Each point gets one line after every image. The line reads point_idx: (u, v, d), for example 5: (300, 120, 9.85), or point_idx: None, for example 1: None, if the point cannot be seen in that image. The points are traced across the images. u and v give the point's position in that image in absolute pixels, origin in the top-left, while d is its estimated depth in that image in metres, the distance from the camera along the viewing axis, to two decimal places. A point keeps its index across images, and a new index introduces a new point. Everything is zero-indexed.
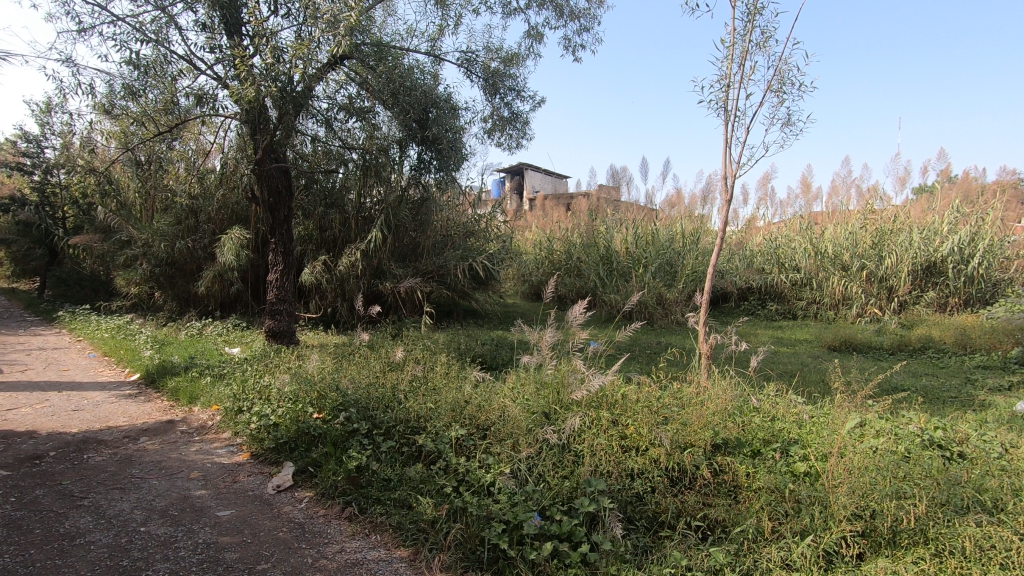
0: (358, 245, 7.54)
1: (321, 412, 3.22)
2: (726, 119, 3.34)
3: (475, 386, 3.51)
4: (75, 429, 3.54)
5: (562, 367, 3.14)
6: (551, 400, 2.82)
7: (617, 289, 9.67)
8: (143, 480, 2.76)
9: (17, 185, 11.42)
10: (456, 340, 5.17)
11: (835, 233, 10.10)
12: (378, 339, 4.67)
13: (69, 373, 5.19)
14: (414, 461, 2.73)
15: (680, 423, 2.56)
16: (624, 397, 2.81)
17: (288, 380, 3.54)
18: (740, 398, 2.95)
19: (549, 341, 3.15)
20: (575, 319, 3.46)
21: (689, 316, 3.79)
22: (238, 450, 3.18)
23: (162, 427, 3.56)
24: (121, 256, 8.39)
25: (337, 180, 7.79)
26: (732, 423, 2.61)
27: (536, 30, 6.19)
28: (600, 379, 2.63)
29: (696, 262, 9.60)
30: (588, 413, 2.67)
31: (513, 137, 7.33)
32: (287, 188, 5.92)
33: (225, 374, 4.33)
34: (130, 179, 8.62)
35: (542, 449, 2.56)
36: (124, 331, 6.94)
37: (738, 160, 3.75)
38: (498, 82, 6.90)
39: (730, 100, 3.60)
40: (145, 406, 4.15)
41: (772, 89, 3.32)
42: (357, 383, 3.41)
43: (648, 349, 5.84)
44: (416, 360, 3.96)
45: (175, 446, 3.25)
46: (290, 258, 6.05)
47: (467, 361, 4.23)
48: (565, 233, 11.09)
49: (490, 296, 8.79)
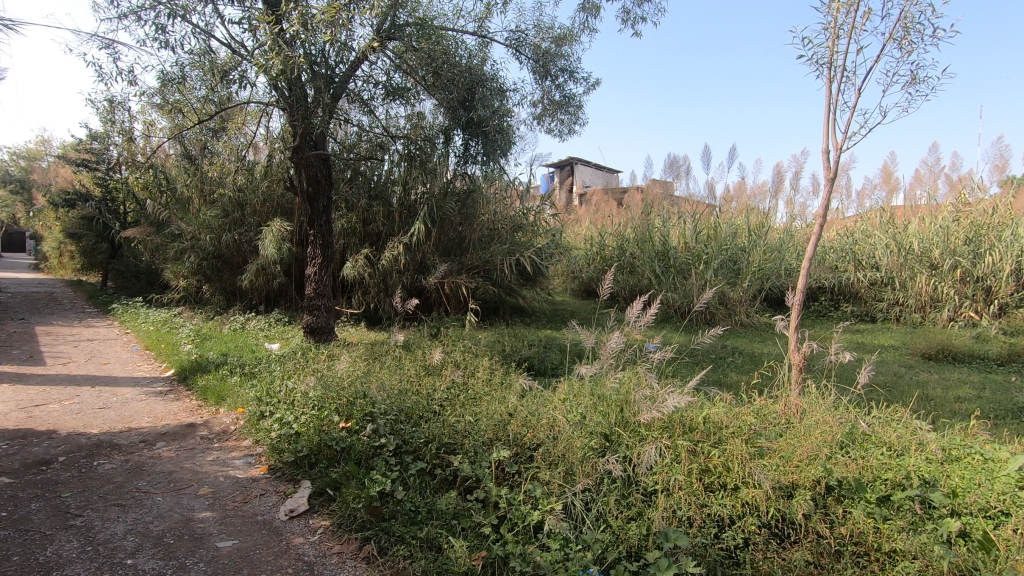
0: (401, 238, 7.23)
1: (347, 421, 2.87)
2: (833, 78, 2.73)
3: (522, 398, 3.06)
4: (95, 430, 3.32)
5: (626, 378, 2.65)
6: (612, 421, 2.32)
7: (674, 287, 9.01)
8: (147, 496, 2.45)
9: (84, 182, 11.85)
10: (501, 339, 4.75)
11: (921, 227, 9.05)
12: (414, 339, 4.30)
13: (108, 367, 5.10)
14: (448, 487, 2.31)
15: (779, 458, 2.03)
16: (705, 420, 2.28)
17: (314, 384, 3.21)
18: (848, 425, 2.37)
19: (612, 347, 2.67)
20: (634, 320, 2.96)
21: (775, 319, 3.21)
22: (256, 462, 2.85)
23: (182, 431, 3.28)
24: (171, 249, 8.44)
25: (383, 171, 7.51)
26: (847, 460, 2.05)
27: (592, 3, 5.66)
28: (680, 397, 2.11)
29: (762, 259, 8.94)
30: (662, 440, 2.16)
31: (565, 123, 6.83)
32: (326, 176, 5.64)
33: (254, 374, 4.06)
34: (180, 173, 8.66)
35: (603, 483, 2.08)
36: (168, 324, 6.89)
37: (843, 130, 3.10)
38: (549, 63, 6.42)
39: (837, 56, 2.96)
40: (172, 405, 3.93)
41: (892, 40, 2.68)
42: (388, 389, 3.03)
43: (715, 361, 5.22)
44: (456, 364, 3.54)
45: (191, 454, 2.96)
46: (330, 250, 5.77)
47: (511, 366, 3.79)
48: (617, 227, 10.56)
49: (538, 293, 8.33)
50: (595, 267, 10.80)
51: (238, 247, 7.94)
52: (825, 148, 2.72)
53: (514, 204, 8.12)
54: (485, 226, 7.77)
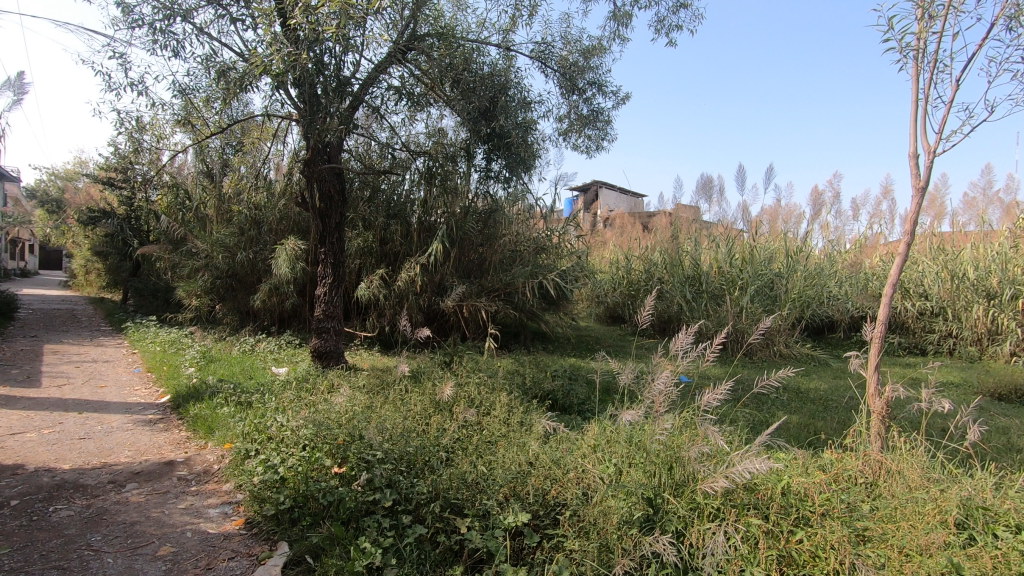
0: (418, 258, 6.88)
1: (341, 466, 2.47)
2: (930, 64, 2.28)
3: (544, 444, 2.62)
4: (65, 466, 2.96)
5: (680, 430, 2.22)
6: (663, 484, 1.91)
7: (707, 314, 8.49)
8: (96, 557, 2.05)
9: (110, 201, 11.90)
10: (522, 370, 4.30)
11: (976, 254, 8.36)
12: (425, 368, 3.90)
13: (104, 390, 4.79)
14: (453, 561, 1.91)
15: (885, 549, 1.61)
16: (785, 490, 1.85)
17: (307, 421, 2.80)
18: (965, 498, 1.85)
19: (662, 384, 2.26)
20: (679, 354, 2.54)
21: (849, 355, 2.70)
22: (234, 512, 2.44)
23: (160, 469, 2.90)
24: (186, 267, 8.24)
25: (402, 189, 7.24)
26: (975, 551, 1.61)
27: (623, 11, 5.34)
28: (761, 462, 1.69)
29: (804, 285, 8.39)
30: (735, 518, 1.72)
31: (592, 139, 6.48)
32: (340, 191, 5.34)
33: (250, 403, 3.68)
34: (199, 190, 8.55)
35: (648, 567, 1.71)
36: (176, 345, 6.62)
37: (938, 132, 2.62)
38: (577, 76, 6.09)
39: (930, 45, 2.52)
40: (158, 437, 3.56)
41: (1005, 18, 2.23)
42: (388, 428, 2.61)
43: (761, 402, 4.68)
44: (469, 400, 3.11)
45: (161, 499, 2.56)
46: (341, 270, 5.44)
47: (533, 402, 3.34)
48: (644, 250, 10.20)
49: (561, 318, 7.89)
50: (621, 292, 10.39)
51: (252, 265, 7.71)
52: (916, 153, 2.28)
53: (537, 225, 7.70)
54: (507, 247, 7.39)
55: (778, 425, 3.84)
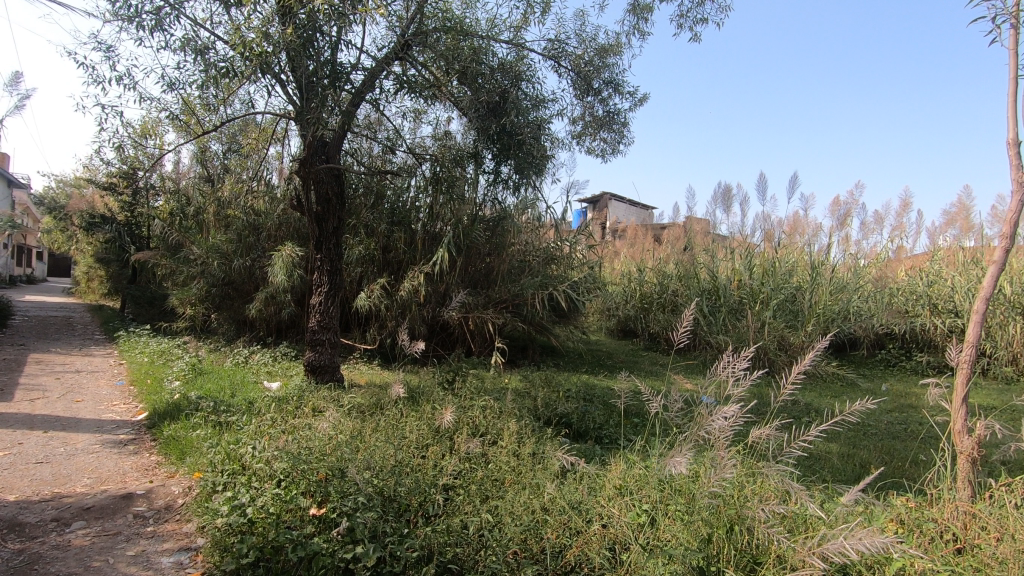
0: (422, 267, 6.52)
1: (321, 508, 2.10)
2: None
3: (561, 484, 2.23)
4: (9, 497, 2.59)
5: (737, 479, 1.91)
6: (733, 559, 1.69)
7: (725, 329, 8.08)
8: None
9: (111, 206, 11.68)
10: (531, 389, 3.93)
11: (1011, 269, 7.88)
12: (424, 386, 3.51)
13: (79, 405, 4.43)
14: None
15: None
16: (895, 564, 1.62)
17: (283, 451, 2.41)
18: None
19: (720, 422, 1.95)
20: (726, 379, 2.18)
21: (931, 388, 2.27)
22: (190, 563, 2.05)
23: (116, 502, 2.51)
24: (182, 274, 7.93)
25: (407, 196, 6.91)
26: None
27: (644, 3, 4.99)
28: (876, 542, 1.45)
29: (830, 300, 7.91)
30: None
31: (608, 142, 6.12)
32: (338, 194, 4.99)
33: (229, 425, 3.30)
34: (198, 195, 8.27)
35: None
36: (165, 356, 6.27)
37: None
38: (592, 75, 5.75)
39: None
40: (125, 461, 3.18)
41: None
42: (378, 460, 2.24)
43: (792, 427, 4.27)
44: (474, 427, 2.71)
45: (109, 543, 2.17)
46: (338, 277, 5.07)
47: (547, 429, 2.95)
48: (658, 262, 9.85)
49: (571, 331, 7.51)
50: (634, 305, 10.00)
51: (249, 273, 7.39)
52: (1018, 140, 1.95)
53: (548, 234, 7.28)
54: (516, 256, 7.02)
55: (819, 459, 3.42)
